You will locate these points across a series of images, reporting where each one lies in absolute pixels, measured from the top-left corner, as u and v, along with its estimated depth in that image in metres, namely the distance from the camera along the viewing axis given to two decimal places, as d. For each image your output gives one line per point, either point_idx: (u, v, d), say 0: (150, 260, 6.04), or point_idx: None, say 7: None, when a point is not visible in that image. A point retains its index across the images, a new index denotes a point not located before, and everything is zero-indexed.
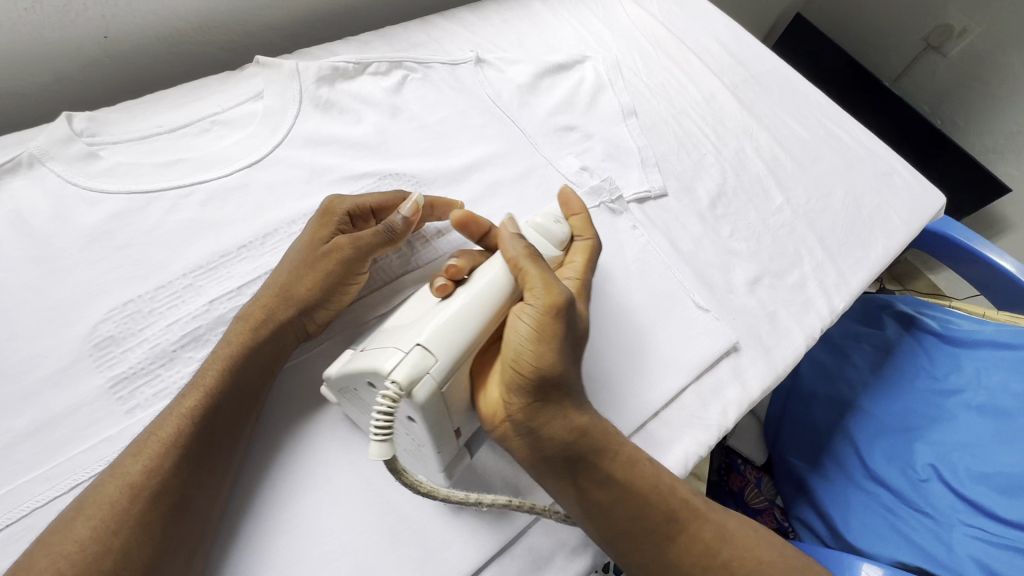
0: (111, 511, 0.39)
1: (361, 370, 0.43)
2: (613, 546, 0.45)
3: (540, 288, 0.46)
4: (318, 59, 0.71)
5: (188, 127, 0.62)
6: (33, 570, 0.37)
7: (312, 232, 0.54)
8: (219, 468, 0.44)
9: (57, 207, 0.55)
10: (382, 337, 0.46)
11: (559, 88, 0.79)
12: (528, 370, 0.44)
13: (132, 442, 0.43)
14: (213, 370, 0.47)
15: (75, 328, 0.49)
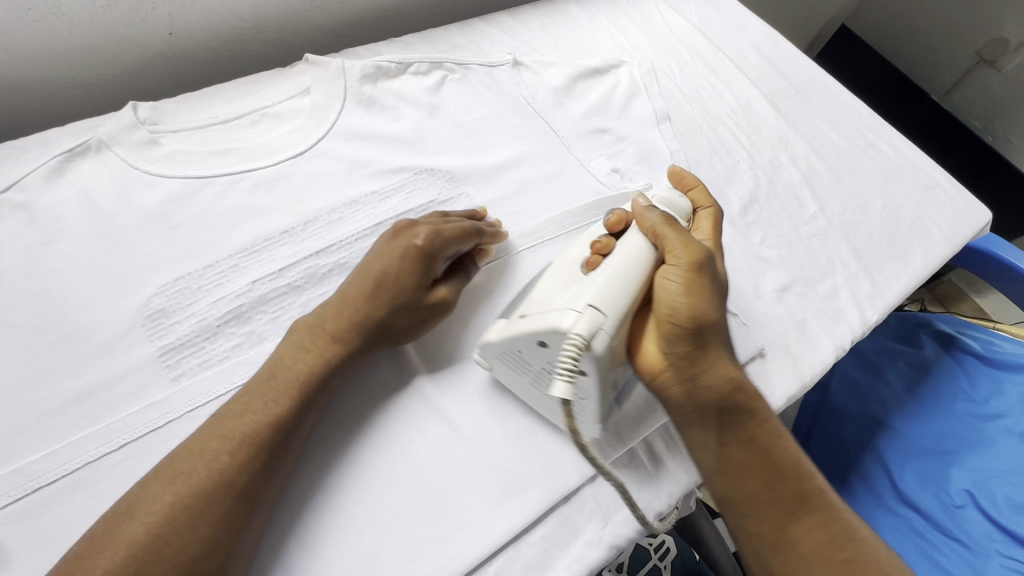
0: (204, 500, 0.42)
1: (534, 329, 0.48)
2: (737, 510, 0.48)
3: (683, 247, 0.51)
4: (363, 58, 0.74)
5: (240, 119, 0.66)
6: (127, 542, 0.39)
7: (406, 270, 0.53)
8: (287, 461, 0.47)
9: (121, 189, 0.59)
10: (537, 298, 0.51)
11: (594, 92, 0.81)
12: (687, 321, 0.48)
13: (212, 434, 0.45)
14: (296, 371, 0.49)
15: (131, 300, 0.53)
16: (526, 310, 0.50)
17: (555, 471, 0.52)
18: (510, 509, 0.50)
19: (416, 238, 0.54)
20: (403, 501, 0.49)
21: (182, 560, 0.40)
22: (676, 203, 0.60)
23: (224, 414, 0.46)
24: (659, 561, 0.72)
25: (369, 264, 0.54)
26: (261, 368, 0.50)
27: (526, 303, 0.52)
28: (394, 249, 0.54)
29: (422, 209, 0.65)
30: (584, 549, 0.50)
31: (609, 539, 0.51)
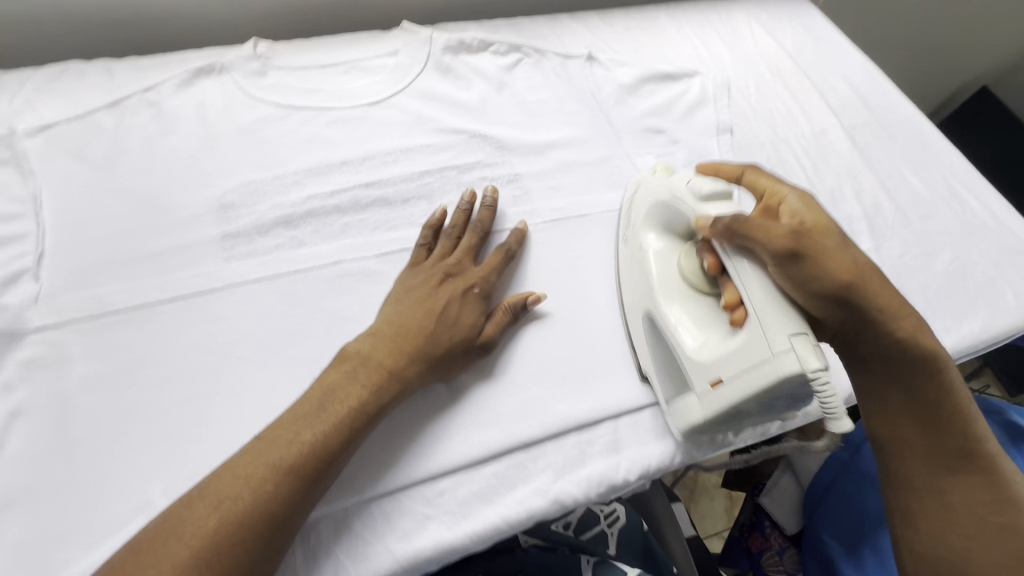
0: (246, 527, 0.41)
1: (754, 386, 0.47)
2: (890, 456, 0.52)
3: (778, 237, 0.47)
4: (451, 32, 0.82)
5: (334, 67, 0.76)
6: (166, 560, 0.39)
7: (469, 314, 0.56)
8: (322, 488, 0.46)
9: (227, 105, 0.70)
10: (713, 358, 0.51)
11: (660, 95, 0.83)
12: (829, 306, 0.48)
13: (262, 464, 0.44)
14: (352, 404, 0.48)
15: (212, 191, 0.64)
16: (718, 374, 0.50)
17: (521, 418, 0.55)
18: (470, 439, 0.53)
19: (472, 284, 0.58)
20: (379, 439, 0.52)
21: None
22: (720, 189, 0.55)
23: (272, 446, 0.45)
24: (607, 527, 0.72)
25: (424, 302, 0.55)
26: (291, 408, 0.48)
27: (698, 365, 0.52)
28: (451, 292, 0.56)
29: (467, 167, 0.71)
30: (528, 494, 0.52)
31: (554, 493, 0.52)
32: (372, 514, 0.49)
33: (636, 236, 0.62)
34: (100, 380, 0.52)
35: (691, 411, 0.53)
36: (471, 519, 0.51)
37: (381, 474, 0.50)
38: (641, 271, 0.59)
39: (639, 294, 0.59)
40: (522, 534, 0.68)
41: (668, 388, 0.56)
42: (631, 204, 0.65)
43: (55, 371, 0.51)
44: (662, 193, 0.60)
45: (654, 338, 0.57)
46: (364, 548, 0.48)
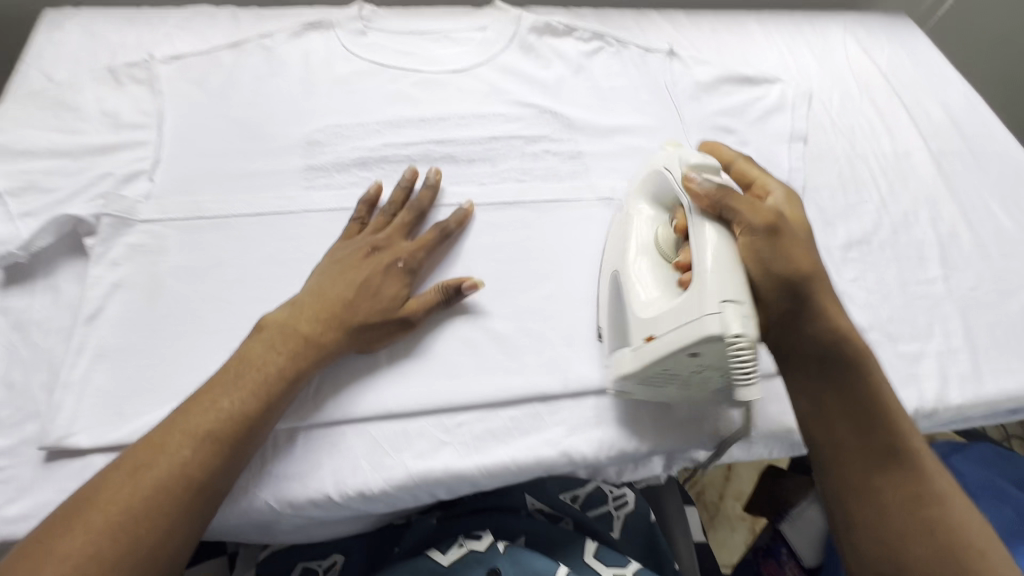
0: (165, 496, 0.44)
1: (676, 343, 0.48)
2: (824, 455, 0.53)
3: (762, 217, 0.50)
4: (539, 15, 0.86)
5: (427, 35, 0.82)
6: (87, 527, 0.41)
7: (393, 285, 0.57)
8: (244, 453, 0.48)
9: (328, 57, 0.78)
10: (649, 311, 0.51)
11: (737, 97, 0.82)
12: (774, 286, 0.50)
13: (179, 433, 0.46)
14: (268, 370, 0.50)
15: (303, 129, 0.71)
16: (652, 330, 0.50)
17: (544, 372, 0.57)
18: (492, 380, 0.56)
19: (398, 258, 0.58)
20: (297, 402, 0.53)
21: (142, 544, 0.42)
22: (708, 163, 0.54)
23: (189, 417, 0.47)
24: (614, 509, 0.70)
25: (345, 275, 0.56)
26: (210, 381, 0.50)
27: (638, 319, 0.52)
28: (377, 265, 0.57)
29: (533, 138, 0.74)
30: (539, 443, 0.54)
31: (564, 446, 0.54)
32: (342, 436, 0.53)
33: (627, 206, 0.61)
34: (186, 272, 0.59)
35: (625, 363, 0.53)
36: (481, 454, 0.53)
37: (407, 396, 0.54)
38: (622, 234, 0.60)
39: (614, 253, 0.60)
40: (529, 496, 0.68)
41: (614, 340, 0.56)
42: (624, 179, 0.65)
43: (153, 257, 0.59)
44: (655, 169, 0.59)
45: (615, 296, 0.58)
46: (371, 457, 0.52)
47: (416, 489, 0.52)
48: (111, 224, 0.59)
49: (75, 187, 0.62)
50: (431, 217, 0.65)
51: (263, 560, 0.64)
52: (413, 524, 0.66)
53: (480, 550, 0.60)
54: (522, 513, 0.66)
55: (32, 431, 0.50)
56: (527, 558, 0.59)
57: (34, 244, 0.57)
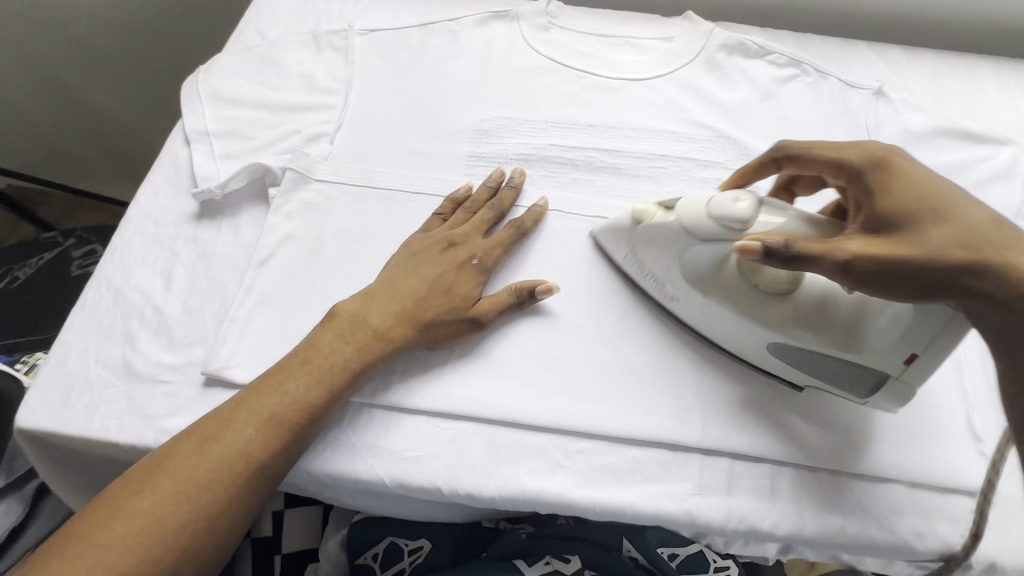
0: (227, 472, 0.45)
1: (937, 353, 0.44)
2: None
3: (850, 252, 0.42)
4: (732, 32, 0.79)
5: (608, 38, 0.79)
6: (155, 489, 0.43)
7: (467, 284, 0.55)
8: (309, 439, 0.49)
9: (508, 47, 0.77)
10: (879, 344, 0.45)
11: (952, 154, 0.71)
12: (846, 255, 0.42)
13: (246, 410, 0.47)
14: (334, 359, 0.50)
15: (474, 115, 0.71)
16: (908, 355, 0.44)
17: (678, 419, 0.52)
18: (624, 414, 0.52)
19: (473, 256, 0.57)
20: (365, 394, 0.53)
21: (201, 518, 0.44)
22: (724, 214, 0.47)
23: (258, 396, 0.48)
24: None
25: (420, 268, 0.56)
26: (279, 364, 0.50)
27: (877, 357, 0.46)
28: (453, 261, 0.56)
29: (706, 164, 0.69)
30: (662, 494, 0.50)
31: (689, 506, 0.50)
32: (413, 423, 0.52)
33: (689, 286, 0.53)
34: (347, 235, 0.61)
35: (900, 392, 0.48)
36: (598, 489, 0.50)
37: (530, 408, 0.52)
38: (725, 311, 0.51)
39: (735, 331, 0.52)
40: (627, 540, 0.64)
41: (853, 388, 0.50)
42: (637, 258, 0.56)
43: (320, 216, 0.62)
44: (681, 242, 0.51)
45: (791, 363, 0.51)
46: (490, 460, 0.51)
47: (527, 506, 0.50)
48: (293, 179, 0.63)
49: (267, 139, 0.67)
50: (510, 214, 0.63)
51: (357, 521, 0.68)
52: (503, 534, 0.65)
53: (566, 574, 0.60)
54: (616, 555, 0.63)
55: (197, 355, 0.54)
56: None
57: (228, 185, 0.62)
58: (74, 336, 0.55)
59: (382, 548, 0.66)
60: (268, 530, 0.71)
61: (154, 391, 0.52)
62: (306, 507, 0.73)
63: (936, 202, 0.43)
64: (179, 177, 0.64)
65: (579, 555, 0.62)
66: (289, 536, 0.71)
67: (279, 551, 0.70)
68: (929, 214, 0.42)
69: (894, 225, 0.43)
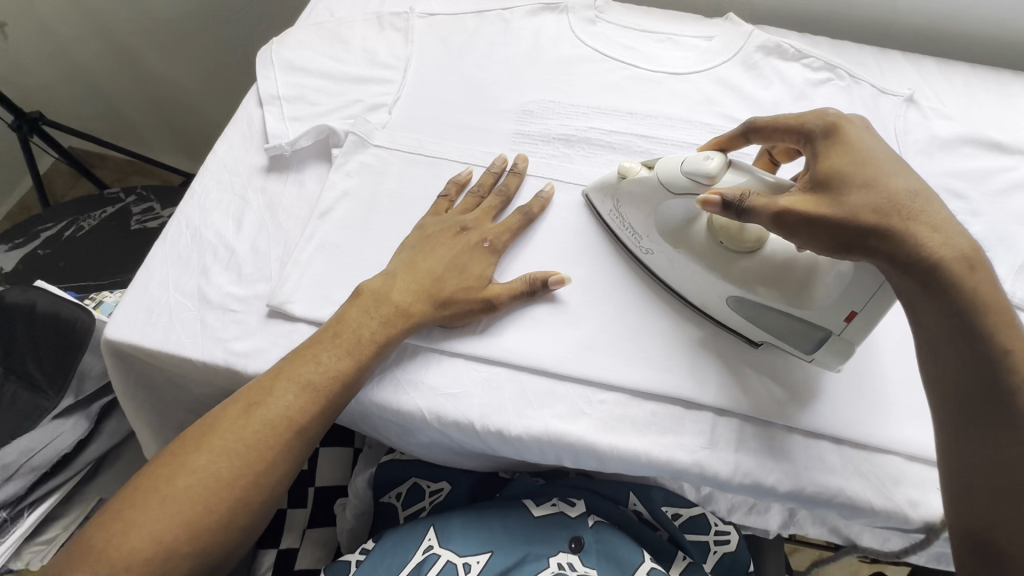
0: (271, 432, 0.51)
1: (869, 311, 0.49)
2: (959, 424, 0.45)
3: (783, 204, 0.47)
4: (771, 34, 0.83)
5: (651, 34, 0.84)
6: (210, 447, 0.51)
7: (479, 265, 0.60)
8: (342, 402, 0.55)
9: (556, 38, 0.82)
10: (822, 299, 0.51)
11: (976, 161, 0.74)
12: (780, 209, 0.47)
13: (286, 377, 0.53)
14: (362, 334, 0.55)
15: (520, 97, 0.76)
16: (845, 311, 0.50)
17: (693, 382, 0.57)
18: (644, 371, 0.57)
19: (484, 238, 0.62)
20: (397, 358, 0.58)
21: (250, 472, 0.50)
22: (696, 170, 0.52)
23: (296, 365, 0.54)
24: (713, 543, 0.67)
25: (436, 250, 0.61)
26: (314, 337, 0.56)
27: (821, 313, 0.51)
28: (465, 244, 0.61)
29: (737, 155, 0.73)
30: (676, 446, 0.54)
31: (699, 458, 0.54)
32: (454, 366, 0.58)
33: (661, 238, 0.59)
34: (400, 195, 0.67)
35: (838, 350, 0.53)
36: (616, 435, 0.55)
37: (558, 359, 0.57)
38: (691, 261, 0.57)
39: (698, 283, 0.57)
40: (633, 495, 0.67)
41: (798, 345, 0.55)
42: (619, 215, 0.62)
43: (377, 177, 0.68)
44: (659, 198, 0.57)
45: (746, 319, 0.56)
46: (521, 402, 0.56)
47: (549, 446, 0.55)
48: (354, 142, 0.69)
49: (332, 106, 0.73)
50: (515, 199, 0.67)
51: (385, 461, 0.73)
52: (514, 481, 0.70)
53: (570, 516, 0.63)
54: (621, 508, 0.67)
55: (262, 290, 0.61)
56: (613, 544, 0.61)
57: (296, 143, 0.68)
58: (156, 264, 0.61)
59: (404, 488, 0.72)
60: (304, 465, 0.79)
61: (225, 317, 0.59)
62: (339, 447, 0.80)
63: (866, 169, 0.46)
64: (252, 134, 0.71)
65: (586, 501, 0.66)
66: (323, 471, 0.78)
67: (311, 485, 0.78)
68: (856, 180, 0.46)
69: (826, 188, 0.47)
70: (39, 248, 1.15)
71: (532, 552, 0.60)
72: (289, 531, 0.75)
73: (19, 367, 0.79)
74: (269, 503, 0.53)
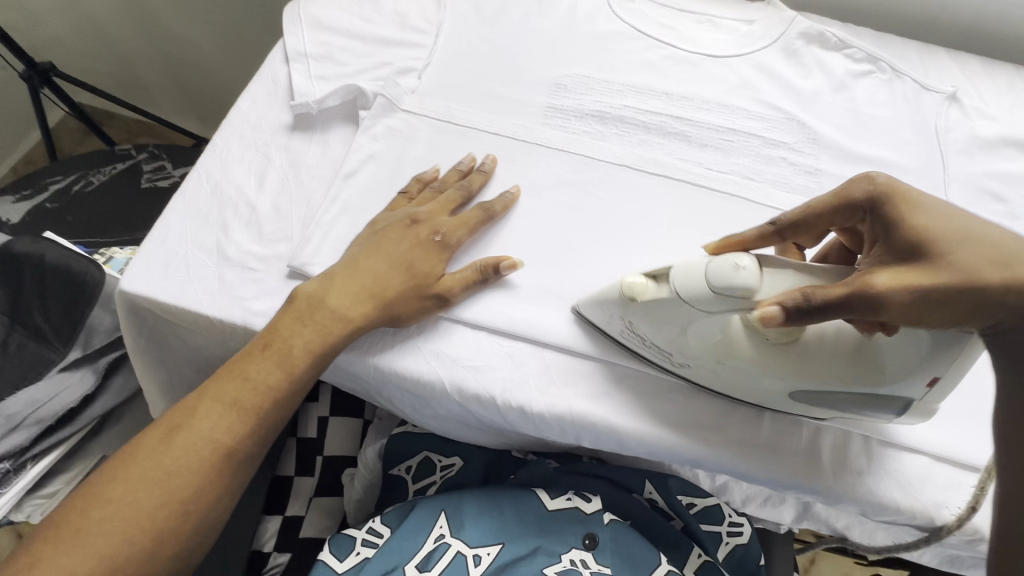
0: (195, 456, 0.51)
1: (956, 368, 0.45)
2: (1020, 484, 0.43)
3: (875, 288, 0.40)
4: (814, 22, 0.81)
5: (689, 15, 0.81)
6: (128, 477, 0.50)
7: (429, 260, 0.57)
8: (271, 417, 0.54)
9: (592, 12, 0.79)
10: (897, 372, 0.45)
11: (1017, 164, 0.72)
12: (882, 294, 0.40)
13: (211, 398, 0.53)
14: (293, 345, 0.53)
15: (554, 70, 0.74)
16: (931, 375, 0.45)
17: None
18: None
19: (436, 232, 0.58)
20: (382, 339, 0.57)
21: (174, 498, 0.50)
22: (728, 279, 0.44)
23: (222, 384, 0.53)
24: (725, 533, 0.66)
25: (382, 247, 0.57)
26: (244, 354, 0.55)
27: (902, 384, 0.46)
28: (414, 238, 0.57)
29: (774, 142, 0.71)
30: (702, 431, 0.54)
31: (726, 444, 0.53)
32: (460, 340, 0.56)
33: (698, 353, 0.50)
34: (427, 163, 0.65)
35: (919, 408, 0.49)
36: (643, 417, 0.54)
37: (586, 336, 0.56)
38: (751, 373, 0.49)
39: (750, 387, 0.50)
40: (649, 483, 0.67)
41: (872, 412, 0.50)
42: (636, 331, 0.52)
43: (404, 142, 0.66)
44: (682, 308, 0.47)
45: (812, 403, 0.50)
46: (545, 377, 0.55)
47: (571, 425, 0.54)
48: (382, 105, 0.67)
49: (360, 67, 0.71)
50: (478, 197, 0.64)
51: (397, 433, 0.73)
52: (531, 463, 0.69)
53: (584, 512, 0.62)
54: (634, 497, 0.67)
55: (284, 250, 0.59)
56: (628, 542, 0.61)
57: (323, 101, 0.66)
58: (174, 217, 0.59)
59: (415, 462, 0.71)
60: (313, 433, 0.78)
61: (243, 275, 0.57)
62: (349, 418, 0.79)
63: (956, 234, 0.41)
64: (277, 91, 0.69)
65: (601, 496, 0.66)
66: (331, 441, 0.78)
67: (319, 453, 0.77)
68: (955, 237, 0.41)
69: (916, 254, 0.42)
70: (46, 201, 1.12)
71: (543, 547, 0.60)
72: (295, 498, 0.75)
73: (26, 317, 0.77)
74: (200, 530, 0.53)
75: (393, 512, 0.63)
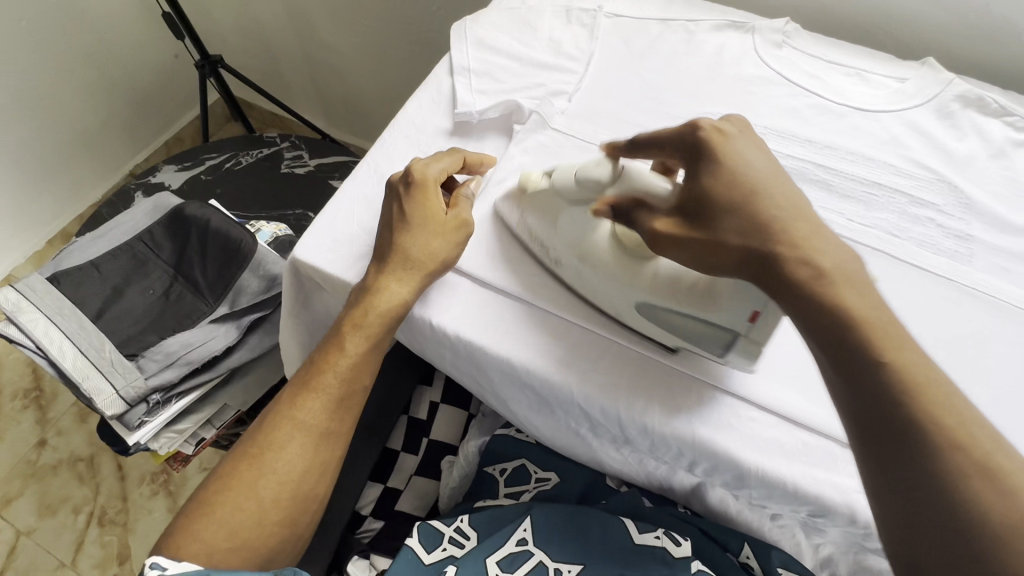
0: (295, 437, 0.59)
1: (750, 310, 0.51)
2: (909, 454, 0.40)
3: (672, 230, 0.50)
4: (973, 85, 0.78)
5: (839, 66, 0.80)
6: (244, 462, 0.58)
7: (429, 202, 0.60)
8: (354, 390, 0.61)
9: (740, 55, 0.81)
10: (727, 304, 0.52)
11: None
12: (671, 227, 0.50)
13: (297, 387, 0.60)
14: (361, 328, 0.59)
15: (696, 108, 0.76)
16: (752, 309, 0.51)
17: None
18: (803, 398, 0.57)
19: (411, 175, 0.61)
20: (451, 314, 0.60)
21: (284, 476, 0.58)
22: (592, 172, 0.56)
23: (302, 374, 0.60)
24: None
25: (387, 209, 0.62)
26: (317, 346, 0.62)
27: (728, 317, 0.52)
28: (404, 188, 0.61)
29: (921, 202, 0.69)
30: (825, 482, 0.53)
31: (851, 500, 0.53)
32: (528, 338, 0.60)
33: (569, 250, 0.59)
34: None
35: (749, 351, 0.53)
36: (764, 458, 0.54)
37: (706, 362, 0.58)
38: (606, 273, 0.57)
39: (609, 300, 0.58)
40: (747, 547, 0.66)
41: (710, 347, 0.55)
42: (526, 224, 0.62)
43: (550, 158, 0.70)
44: (562, 201, 0.59)
45: (653, 321, 0.56)
46: (634, 394, 0.57)
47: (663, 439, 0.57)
48: (535, 121, 0.72)
49: (516, 85, 0.76)
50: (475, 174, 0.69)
51: (500, 435, 0.76)
52: (620, 493, 0.69)
53: (672, 555, 0.61)
54: (729, 555, 0.65)
55: None
56: None
57: (484, 113, 0.72)
58: (345, 200, 0.67)
59: (511, 466, 0.73)
60: (422, 415, 0.82)
61: None
62: (453, 409, 0.83)
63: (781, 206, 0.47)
64: (440, 100, 0.75)
65: (692, 542, 0.65)
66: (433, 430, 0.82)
67: (426, 436, 0.81)
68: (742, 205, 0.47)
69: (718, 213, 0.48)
70: (203, 173, 1.28)
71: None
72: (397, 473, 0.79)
73: (187, 271, 0.88)
74: (305, 504, 0.60)
75: (482, 519, 0.64)
